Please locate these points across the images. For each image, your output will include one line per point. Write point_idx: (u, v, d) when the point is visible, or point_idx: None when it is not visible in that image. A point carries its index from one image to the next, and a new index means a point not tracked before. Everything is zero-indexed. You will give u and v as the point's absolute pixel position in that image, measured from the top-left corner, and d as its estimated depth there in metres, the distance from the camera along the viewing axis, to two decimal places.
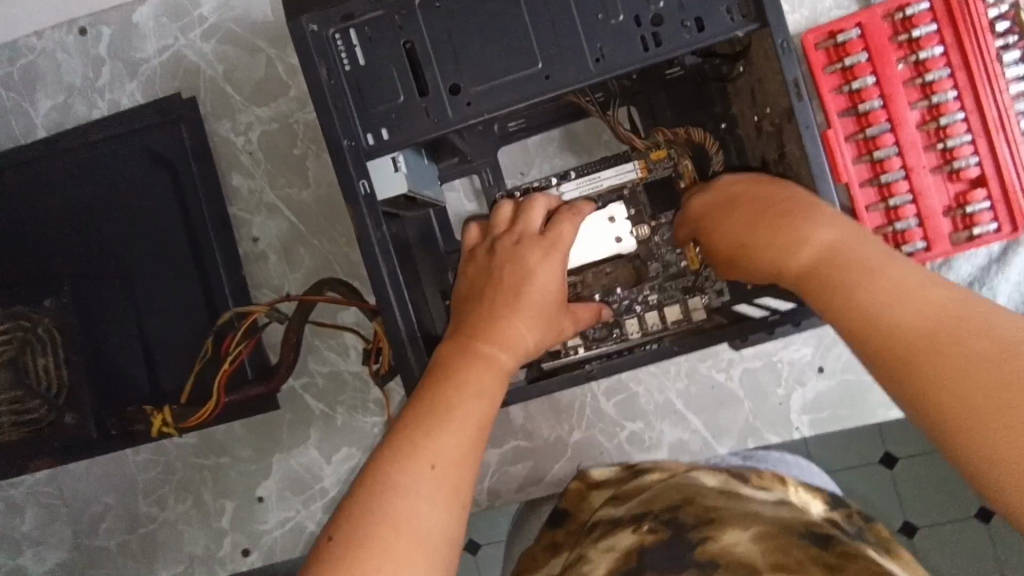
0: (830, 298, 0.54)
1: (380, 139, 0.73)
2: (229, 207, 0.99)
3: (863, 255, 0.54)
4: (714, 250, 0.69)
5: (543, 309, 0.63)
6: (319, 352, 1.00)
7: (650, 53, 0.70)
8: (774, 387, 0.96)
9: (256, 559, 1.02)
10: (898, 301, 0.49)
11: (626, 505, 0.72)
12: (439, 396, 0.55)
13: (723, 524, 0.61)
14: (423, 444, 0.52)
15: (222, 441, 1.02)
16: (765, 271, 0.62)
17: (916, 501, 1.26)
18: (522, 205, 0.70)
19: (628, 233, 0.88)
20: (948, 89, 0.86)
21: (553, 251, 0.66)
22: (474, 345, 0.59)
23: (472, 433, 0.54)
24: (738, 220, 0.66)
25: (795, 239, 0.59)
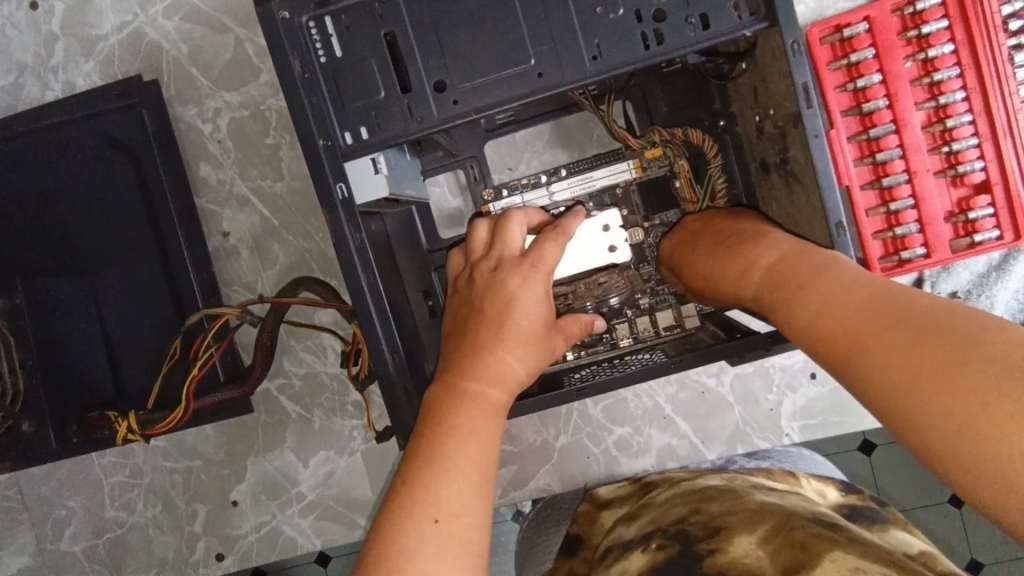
0: (780, 315, 0.55)
1: (359, 138, 0.67)
2: (196, 199, 0.93)
3: (808, 267, 0.55)
4: (694, 285, 0.72)
5: (530, 338, 0.61)
6: (295, 353, 0.95)
7: (651, 52, 0.65)
8: (765, 393, 0.94)
9: (230, 564, 0.99)
10: (830, 304, 0.50)
11: (635, 526, 0.72)
12: (432, 446, 0.54)
13: (729, 532, 0.60)
14: (426, 501, 0.51)
15: (193, 444, 0.98)
16: (734, 298, 0.64)
17: (894, 489, 1.27)
18: (499, 225, 0.67)
19: (623, 242, 0.82)
20: (957, 89, 0.83)
21: (535, 272, 0.63)
22: (463, 386, 0.58)
23: (473, 479, 0.53)
24: (708, 254, 0.69)
25: (751, 264, 0.61)
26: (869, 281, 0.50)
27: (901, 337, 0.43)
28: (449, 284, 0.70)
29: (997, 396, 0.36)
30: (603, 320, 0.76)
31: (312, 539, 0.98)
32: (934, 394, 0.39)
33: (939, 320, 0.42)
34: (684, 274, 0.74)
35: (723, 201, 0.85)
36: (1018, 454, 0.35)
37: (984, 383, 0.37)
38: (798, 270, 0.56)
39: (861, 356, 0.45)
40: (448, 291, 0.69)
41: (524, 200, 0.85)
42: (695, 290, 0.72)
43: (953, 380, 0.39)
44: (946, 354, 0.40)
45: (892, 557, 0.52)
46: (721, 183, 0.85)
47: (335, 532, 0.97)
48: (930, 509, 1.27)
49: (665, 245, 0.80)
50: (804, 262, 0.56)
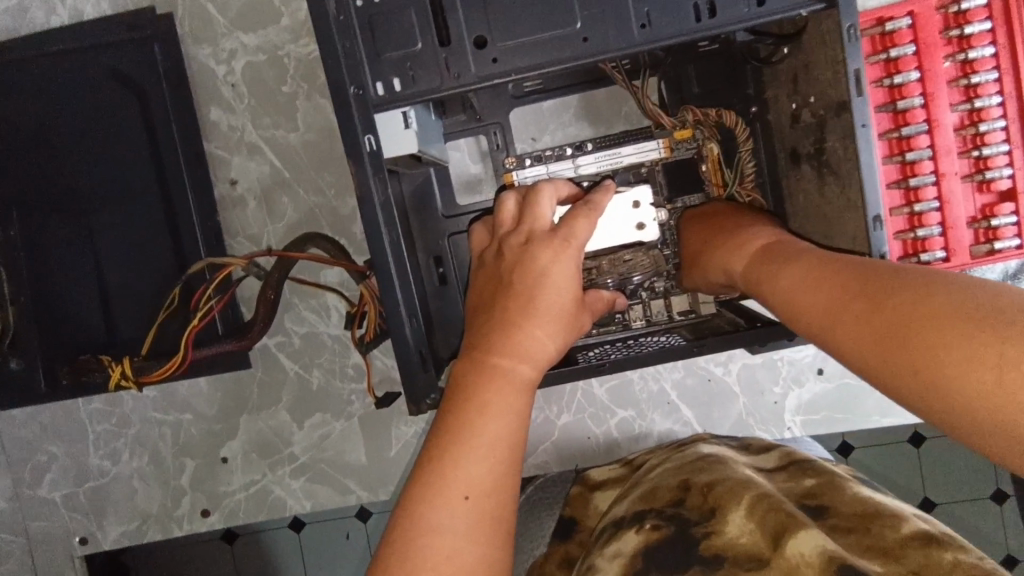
0: (767, 295, 0.55)
1: (391, 90, 0.64)
2: (205, 144, 0.89)
3: (794, 250, 0.55)
4: (691, 271, 0.71)
5: (559, 313, 0.59)
6: (297, 311, 0.93)
7: (702, 24, 0.62)
8: (771, 386, 0.93)
9: (216, 521, 0.97)
10: (806, 283, 0.50)
11: (628, 503, 0.70)
12: (462, 423, 0.53)
13: (722, 509, 0.61)
14: (454, 478, 0.51)
15: (185, 397, 0.95)
16: (728, 283, 0.63)
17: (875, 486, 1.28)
18: (528, 197, 0.65)
19: (652, 219, 0.78)
20: (993, 93, 0.82)
21: (567, 247, 0.61)
22: (491, 362, 0.56)
23: (501, 457, 0.52)
24: (705, 240, 0.68)
25: (740, 248, 0.61)
26: (843, 258, 0.50)
27: (868, 305, 0.43)
28: (474, 259, 0.68)
29: (958, 336, 0.37)
30: (625, 297, 0.74)
31: (302, 501, 0.96)
32: (903, 357, 0.39)
33: (902, 285, 0.43)
34: (687, 255, 0.73)
35: (751, 185, 0.83)
36: (985, 390, 0.35)
37: (942, 334, 0.38)
38: (779, 254, 0.56)
39: (839, 331, 0.45)
40: (472, 266, 0.67)
41: (549, 172, 0.82)
42: (692, 277, 0.71)
43: (912, 340, 0.39)
44: (912, 309, 0.40)
45: (880, 526, 0.54)
46: (751, 166, 0.83)
47: (325, 494, 0.96)
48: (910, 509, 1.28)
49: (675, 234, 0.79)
50: (786, 247, 0.57)
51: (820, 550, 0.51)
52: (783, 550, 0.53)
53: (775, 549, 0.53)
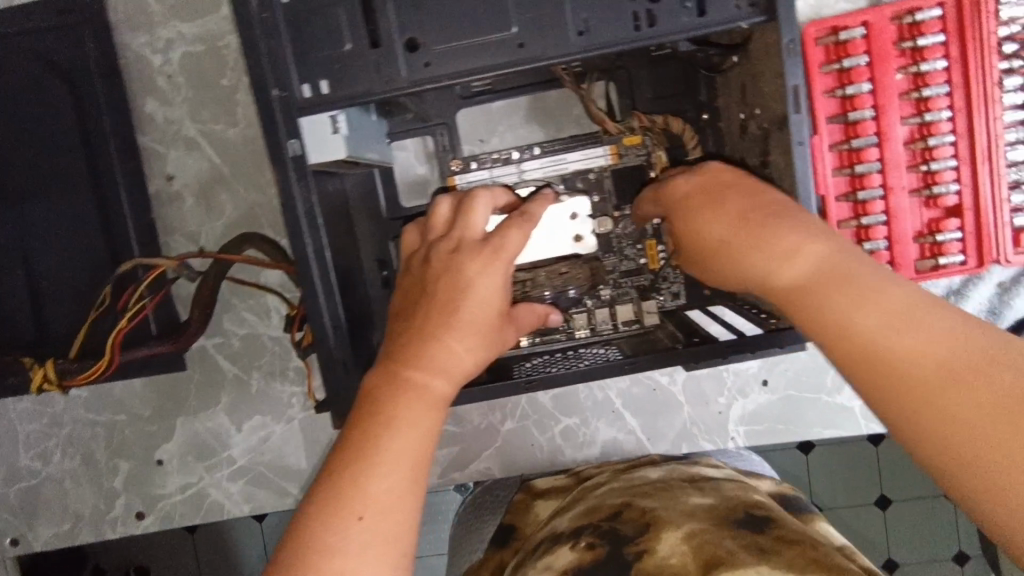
0: (802, 304, 0.47)
1: (318, 92, 0.61)
2: (140, 137, 0.85)
3: (837, 259, 0.47)
4: (687, 249, 0.59)
5: (480, 328, 0.58)
6: (236, 312, 0.90)
7: (641, 34, 0.60)
8: (716, 396, 0.93)
9: (150, 524, 0.95)
10: (894, 331, 0.42)
11: (568, 518, 0.69)
12: (366, 436, 0.52)
13: (657, 529, 0.60)
14: (352, 496, 0.49)
15: (118, 397, 0.92)
16: (738, 276, 0.53)
17: (825, 483, 1.30)
18: (461, 207, 0.63)
19: (589, 232, 0.82)
20: (943, 108, 0.82)
21: (495, 259, 0.59)
22: (403, 375, 0.54)
23: (406, 473, 0.51)
24: (716, 216, 0.55)
25: (761, 238, 0.51)
26: (913, 292, 0.44)
27: (961, 367, 0.39)
28: (402, 262, 0.66)
29: None
30: (559, 314, 0.74)
31: (239, 505, 0.95)
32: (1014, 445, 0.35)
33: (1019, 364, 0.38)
34: (684, 236, 0.59)
35: None
36: None
37: None
38: (823, 257, 0.48)
39: (931, 409, 0.39)
40: (400, 268, 0.65)
41: (494, 177, 0.81)
42: (690, 257, 0.59)
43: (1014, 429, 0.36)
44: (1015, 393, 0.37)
45: (820, 557, 0.53)
46: None
47: (264, 498, 0.94)
48: (858, 506, 1.30)
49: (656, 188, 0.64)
50: (827, 250, 0.48)
51: None
52: None
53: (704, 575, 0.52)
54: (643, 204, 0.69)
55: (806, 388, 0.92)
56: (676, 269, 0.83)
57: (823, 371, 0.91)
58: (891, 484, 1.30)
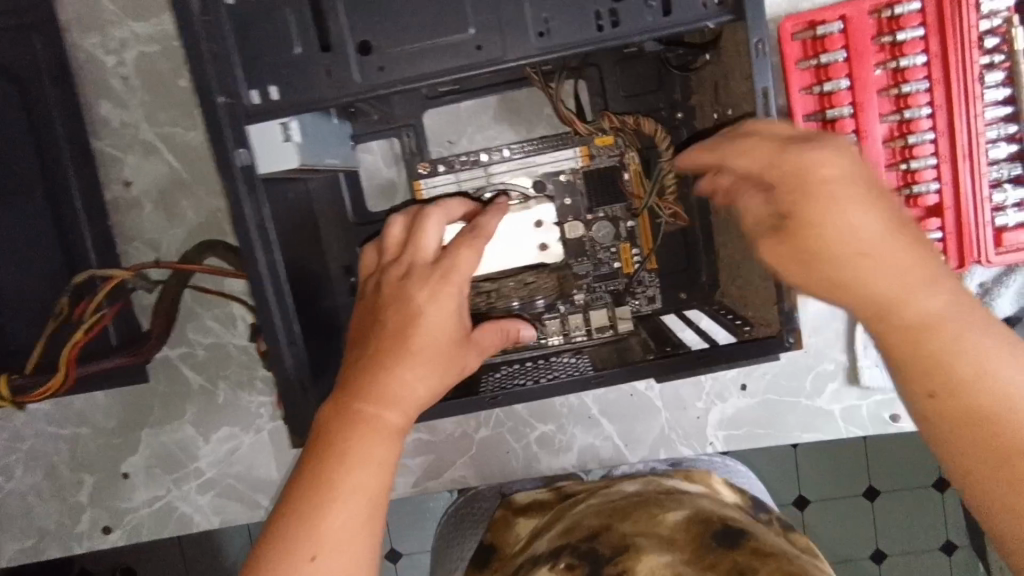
0: (903, 326, 0.51)
1: (268, 98, 0.58)
2: (94, 142, 0.82)
3: (938, 288, 0.51)
4: (787, 232, 0.53)
5: (433, 355, 0.58)
6: (200, 321, 0.87)
7: (604, 35, 0.58)
8: (694, 400, 0.91)
9: (118, 538, 0.93)
10: (995, 370, 0.47)
11: (548, 539, 0.67)
12: (317, 475, 0.53)
13: (638, 551, 0.57)
14: (303, 538, 0.51)
15: (81, 410, 0.89)
16: (841, 277, 0.52)
17: (812, 478, 1.28)
18: (414, 225, 0.64)
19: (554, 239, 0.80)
20: (923, 104, 0.79)
21: (444, 283, 0.59)
22: (355, 408, 0.55)
23: (360, 513, 0.53)
24: (861, 216, 0.51)
25: (883, 252, 0.51)
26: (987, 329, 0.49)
27: None
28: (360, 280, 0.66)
29: None
30: (530, 330, 0.74)
31: (209, 517, 0.93)
32: None
33: None
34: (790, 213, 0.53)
35: (672, 199, 0.81)
36: None
37: None
38: (926, 284, 0.51)
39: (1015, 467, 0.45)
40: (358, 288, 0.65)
41: (461, 181, 0.79)
42: (784, 243, 0.54)
43: None
44: None
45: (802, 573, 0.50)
46: (672, 179, 0.80)
47: (235, 510, 0.92)
48: (846, 498, 1.29)
49: (775, 146, 0.54)
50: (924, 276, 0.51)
51: None
52: None
53: None
54: (722, 146, 0.58)
55: (785, 391, 0.90)
56: (650, 273, 0.83)
57: (801, 374, 0.90)
58: (879, 476, 1.28)
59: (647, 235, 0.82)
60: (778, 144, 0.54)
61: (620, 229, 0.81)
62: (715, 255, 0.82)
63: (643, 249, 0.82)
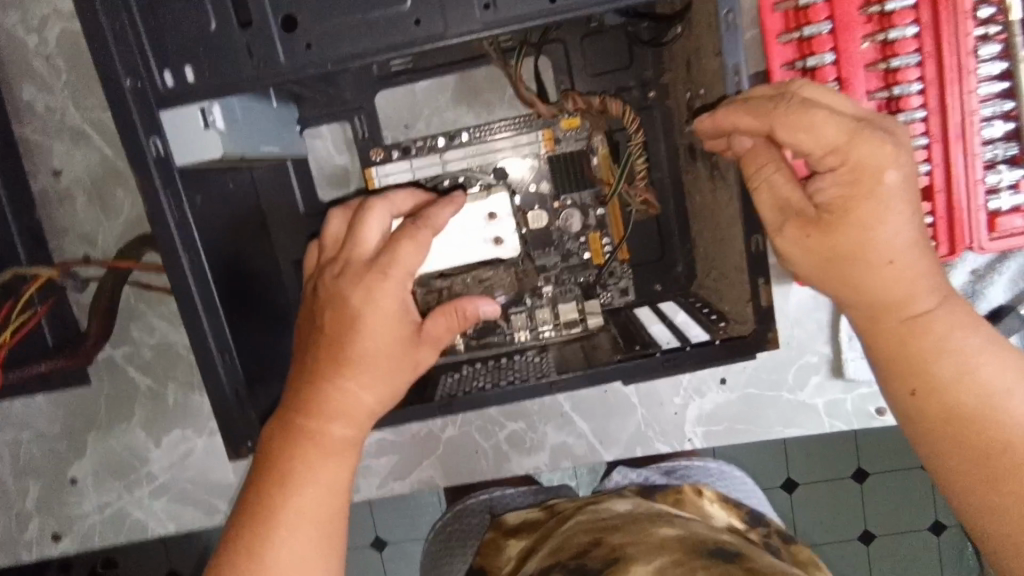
0: (890, 324, 0.50)
1: (182, 82, 0.52)
2: (18, 128, 0.76)
3: (930, 290, 0.49)
4: (820, 224, 0.50)
5: (378, 364, 0.54)
6: (145, 319, 0.82)
7: (559, 5, 0.51)
8: (671, 396, 0.87)
9: (68, 546, 0.88)
10: (967, 374, 0.48)
11: (536, 559, 0.63)
12: (266, 500, 0.53)
13: (627, 561, 0.54)
14: (251, 569, 0.51)
15: (22, 413, 0.85)
16: (854, 276, 0.50)
17: (799, 462, 1.25)
18: (354, 221, 0.58)
19: (511, 232, 0.69)
20: (914, 80, 0.73)
21: (382, 282, 0.54)
22: (299, 426, 0.53)
23: (311, 538, 0.52)
24: (892, 214, 0.48)
25: (899, 254, 0.49)
26: (966, 333, 0.49)
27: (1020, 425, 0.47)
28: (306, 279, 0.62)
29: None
30: (489, 307, 0.61)
31: (164, 523, 0.88)
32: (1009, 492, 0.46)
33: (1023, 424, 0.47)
34: (833, 203, 0.49)
35: (644, 184, 0.75)
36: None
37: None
38: (917, 287, 0.49)
39: (979, 469, 0.47)
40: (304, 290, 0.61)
41: (415, 167, 0.73)
42: (813, 235, 0.50)
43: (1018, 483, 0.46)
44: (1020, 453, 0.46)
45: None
46: (642, 163, 0.75)
47: (191, 517, 0.87)
48: (835, 481, 1.25)
49: (846, 130, 0.47)
50: (914, 278, 0.49)
51: None
52: None
53: None
54: (771, 110, 0.49)
55: (766, 385, 0.86)
56: (623, 264, 0.78)
57: (783, 368, 0.85)
58: (869, 458, 1.25)
59: (617, 222, 0.76)
60: (850, 129, 0.47)
61: (588, 218, 0.75)
62: (691, 244, 0.77)
63: (614, 238, 0.76)
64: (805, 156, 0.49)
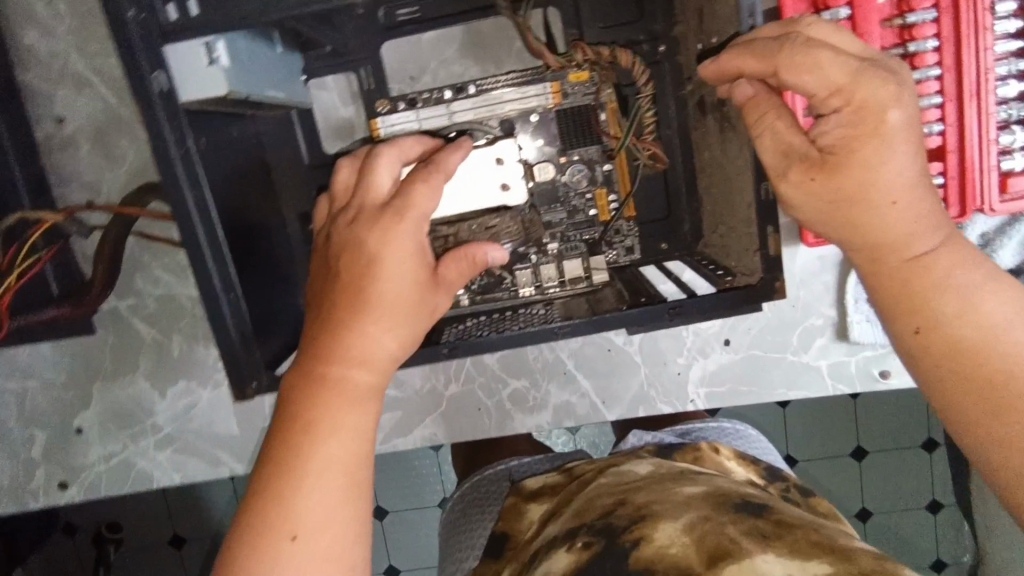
0: (892, 264, 0.50)
1: (187, 15, 0.52)
2: (21, 74, 0.75)
3: (931, 230, 0.50)
4: (825, 166, 0.49)
5: (398, 304, 0.53)
6: (149, 270, 0.82)
7: None
8: (675, 356, 0.87)
9: (74, 494, 0.89)
10: (966, 311, 0.48)
11: (559, 522, 0.61)
12: (287, 448, 0.50)
13: (655, 518, 0.52)
14: (279, 518, 0.48)
15: (27, 362, 0.85)
16: (870, 221, 0.49)
17: (800, 439, 1.25)
18: (363, 169, 0.57)
19: (517, 178, 0.71)
20: (929, 36, 0.72)
21: (401, 223, 0.53)
22: (319, 372, 0.51)
23: (338, 484, 0.49)
24: (900, 155, 0.47)
25: (902, 194, 0.48)
26: (964, 271, 0.49)
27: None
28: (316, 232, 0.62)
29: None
30: (499, 250, 0.62)
31: (169, 474, 0.89)
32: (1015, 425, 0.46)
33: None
34: (840, 149, 0.48)
35: (652, 138, 0.74)
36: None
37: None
38: (919, 226, 0.49)
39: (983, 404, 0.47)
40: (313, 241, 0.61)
41: (420, 118, 0.71)
42: (816, 178, 0.50)
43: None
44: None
45: (827, 540, 0.47)
46: (650, 117, 0.74)
47: (195, 467, 0.89)
48: (835, 458, 1.26)
49: (849, 70, 0.46)
50: (918, 219, 0.49)
51: None
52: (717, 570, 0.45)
53: (709, 568, 0.46)
54: (776, 51, 0.49)
55: (770, 346, 0.85)
56: (629, 221, 0.77)
57: (788, 330, 0.85)
58: (870, 436, 1.25)
59: (624, 178, 0.75)
60: (854, 68, 0.46)
61: (595, 173, 0.74)
62: (699, 202, 0.76)
63: (621, 194, 0.76)
64: (809, 98, 0.48)
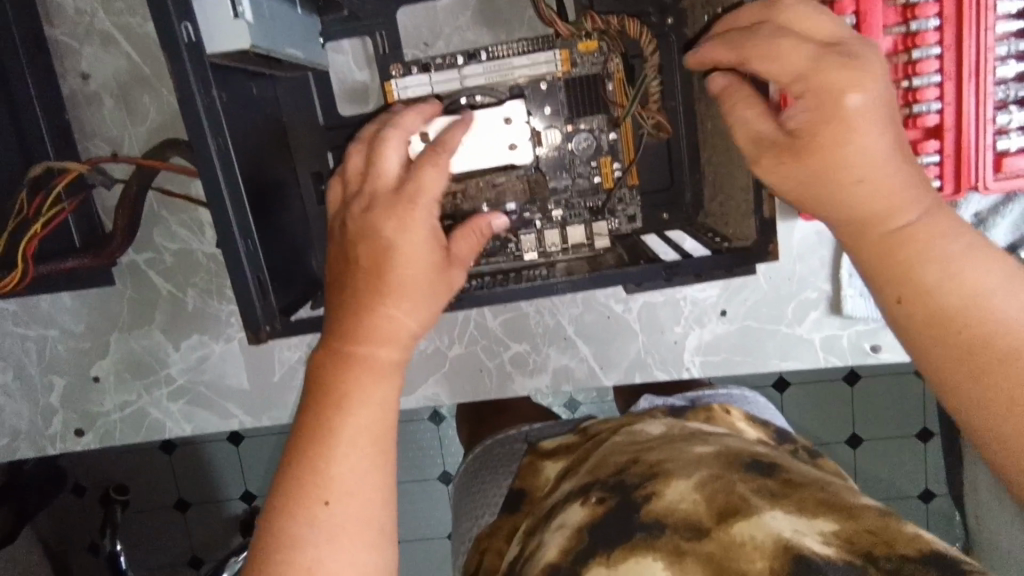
0: (879, 234, 0.52)
1: None
2: (49, 29, 0.78)
3: (914, 201, 0.51)
4: (794, 151, 0.52)
5: (413, 286, 0.57)
6: (166, 225, 0.85)
7: None
8: (672, 324, 0.89)
9: (90, 441, 0.93)
10: (949, 276, 0.49)
11: (574, 479, 0.63)
12: (319, 420, 0.53)
13: (668, 476, 0.53)
14: (314, 483, 0.51)
15: (48, 310, 0.88)
16: (861, 209, 0.52)
17: (797, 423, 1.27)
18: (372, 154, 0.60)
19: (524, 137, 0.74)
20: (931, 15, 0.74)
21: (411, 210, 0.57)
22: (346, 351, 0.55)
23: (367, 449, 0.53)
24: (874, 136, 0.50)
25: (877, 168, 0.50)
26: (946, 236, 0.50)
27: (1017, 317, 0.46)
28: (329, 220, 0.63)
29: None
30: (500, 220, 0.65)
31: (181, 424, 0.93)
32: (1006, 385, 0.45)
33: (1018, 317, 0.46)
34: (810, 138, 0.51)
35: (657, 107, 0.76)
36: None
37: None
38: (902, 198, 0.51)
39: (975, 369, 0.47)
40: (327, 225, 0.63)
41: (433, 79, 0.74)
42: (789, 162, 0.52)
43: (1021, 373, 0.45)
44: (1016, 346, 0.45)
45: (832, 497, 0.48)
46: (656, 86, 0.75)
47: (206, 419, 0.92)
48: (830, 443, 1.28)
49: (817, 53, 0.50)
50: (900, 193, 0.51)
51: (775, 537, 0.44)
52: (728, 527, 0.46)
53: (719, 523, 0.47)
54: (753, 36, 0.53)
55: (766, 319, 0.88)
56: (631, 189, 0.79)
57: (784, 303, 0.88)
58: (865, 424, 1.27)
59: (628, 146, 0.77)
60: (820, 52, 0.51)
61: (600, 141, 0.77)
62: (701, 174, 0.79)
63: (624, 162, 0.78)
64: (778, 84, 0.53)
